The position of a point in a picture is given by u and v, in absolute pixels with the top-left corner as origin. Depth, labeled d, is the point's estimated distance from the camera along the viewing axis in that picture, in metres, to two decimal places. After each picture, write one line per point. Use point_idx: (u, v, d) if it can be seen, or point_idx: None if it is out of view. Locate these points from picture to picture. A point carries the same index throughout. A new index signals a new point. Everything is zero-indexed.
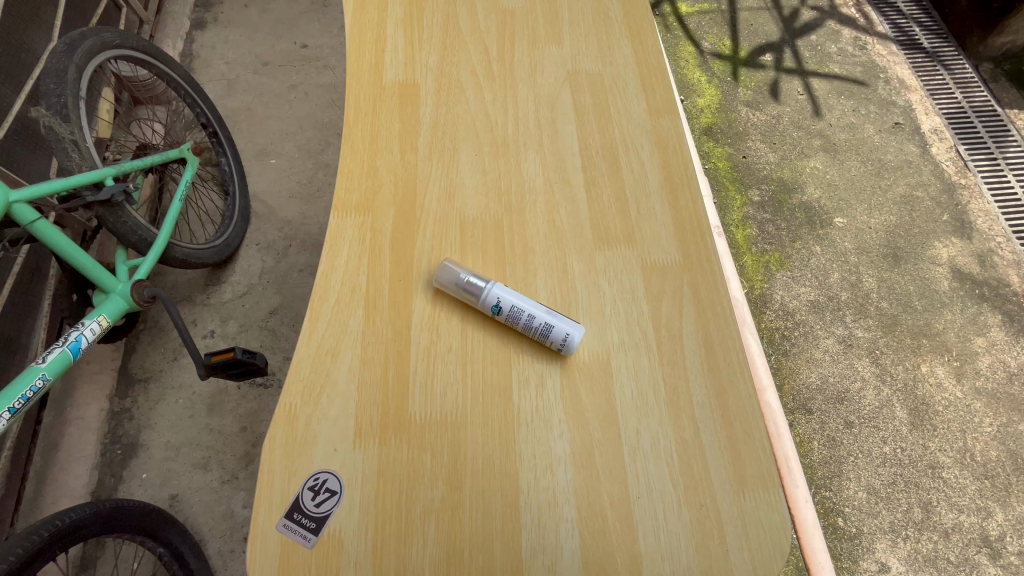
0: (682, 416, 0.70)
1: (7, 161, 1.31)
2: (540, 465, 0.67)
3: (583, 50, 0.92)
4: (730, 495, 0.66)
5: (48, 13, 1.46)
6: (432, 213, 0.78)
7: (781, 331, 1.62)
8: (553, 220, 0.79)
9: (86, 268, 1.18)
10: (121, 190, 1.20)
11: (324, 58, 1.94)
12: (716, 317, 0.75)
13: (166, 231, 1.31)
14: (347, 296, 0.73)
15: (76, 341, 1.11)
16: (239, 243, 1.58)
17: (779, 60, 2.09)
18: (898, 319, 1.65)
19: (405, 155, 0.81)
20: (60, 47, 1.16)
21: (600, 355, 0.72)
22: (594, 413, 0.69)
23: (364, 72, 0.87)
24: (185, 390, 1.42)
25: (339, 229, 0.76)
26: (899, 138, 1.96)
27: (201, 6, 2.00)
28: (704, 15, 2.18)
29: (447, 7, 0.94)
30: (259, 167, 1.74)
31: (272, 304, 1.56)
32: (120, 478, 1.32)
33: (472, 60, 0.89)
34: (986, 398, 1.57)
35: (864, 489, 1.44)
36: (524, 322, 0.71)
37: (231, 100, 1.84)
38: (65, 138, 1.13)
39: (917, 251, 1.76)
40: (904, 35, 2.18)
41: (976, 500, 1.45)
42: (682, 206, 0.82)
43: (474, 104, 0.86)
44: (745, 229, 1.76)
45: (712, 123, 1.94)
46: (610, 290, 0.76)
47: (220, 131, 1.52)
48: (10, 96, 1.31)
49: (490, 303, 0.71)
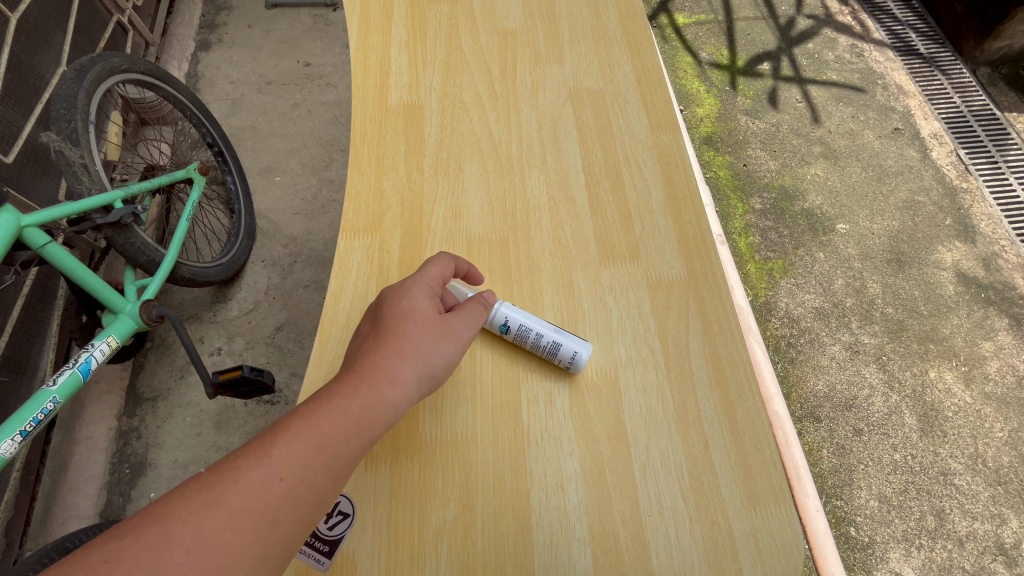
0: (691, 431, 0.70)
1: (17, 183, 1.34)
2: (550, 484, 0.67)
3: (584, 67, 0.94)
4: (741, 512, 0.66)
5: (58, 39, 1.51)
6: (439, 233, 0.79)
7: (787, 338, 1.61)
8: (558, 237, 0.80)
9: (96, 289, 1.20)
10: (129, 212, 1.22)
11: (327, 76, 1.97)
12: (723, 333, 0.75)
13: (173, 250, 1.34)
14: (356, 318, 0.73)
15: (86, 363, 1.13)
16: (244, 261, 1.60)
17: (777, 69, 2.11)
18: (905, 324, 1.65)
19: (411, 176, 0.82)
20: (70, 73, 1.19)
21: (609, 372, 0.72)
22: (604, 429, 0.69)
23: (368, 95, 0.88)
24: (192, 408, 1.43)
25: (348, 252, 0.77)
26: (898, 143, 1.97)
27: (206, 28, 2.05)
28: (701, 26, 2.21)
29: (450, 29, 0.95)
30: (264, 185, 1.76)
31: (278, 320, 1.57)
32: (128, 497, 1.32)
33: (475, 81, 0.91)
34: (996, 403, 1.56)
35: (875, 498, 1.43)
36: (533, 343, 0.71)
37: (236, 118, 1.87)
38: (75, 161, 1.16)
39: (921, 255, 1.76)
40: (901, 41, 2.21)
41: (989, 506, 1.44)
42: (687, 221, 0.82)
43: (478, 124, 0.87)
44: (747, 238, 1.76)
45: (713, 131, 1.95)
46: (616, 306, 0.76)
47: (225, 150, 1.54)
48: (21, 120, 1.36)
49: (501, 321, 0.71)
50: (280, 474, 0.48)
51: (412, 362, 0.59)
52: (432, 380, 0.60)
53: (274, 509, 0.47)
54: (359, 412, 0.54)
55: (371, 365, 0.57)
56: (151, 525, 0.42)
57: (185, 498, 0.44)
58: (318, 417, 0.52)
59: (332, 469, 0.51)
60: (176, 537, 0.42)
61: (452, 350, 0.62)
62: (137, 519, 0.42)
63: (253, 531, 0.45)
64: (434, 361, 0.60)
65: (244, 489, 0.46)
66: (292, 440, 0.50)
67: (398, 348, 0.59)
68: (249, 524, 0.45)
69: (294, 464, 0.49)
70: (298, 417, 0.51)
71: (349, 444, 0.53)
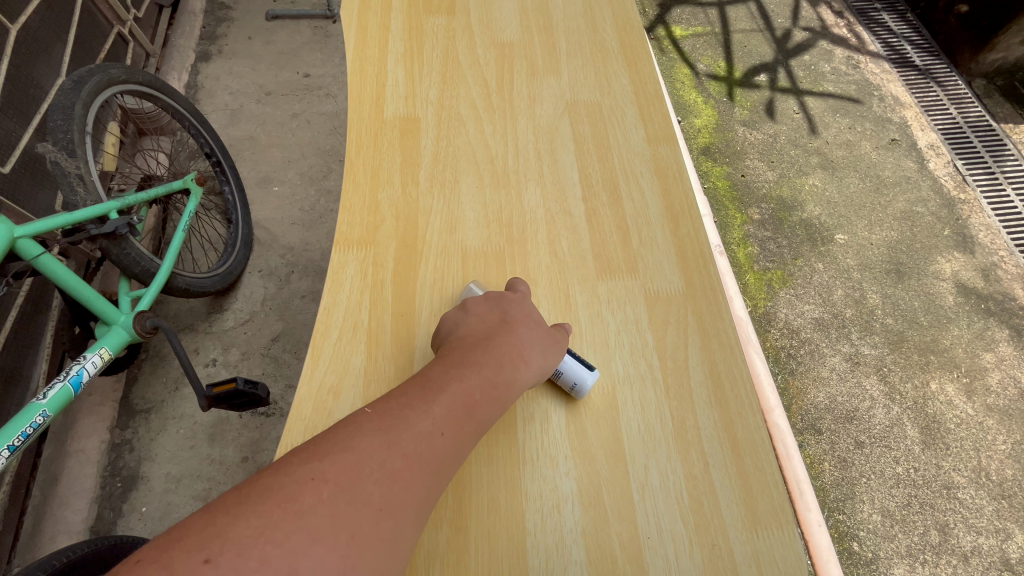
0: (690, 449, 0.68)
1: (14, 193, 1.34)
2: (547, 505, 0.65)
3: (581, 80, 0.94)
4: (742, 534, 0.64)
5: (58, 50, 1.52)
6: (434, 246, 0.78)
7: (786, 349, 1.60)
8: (555, 250, 0.79)
9: (90, 300, 1.19)
10: (125, 223, 1.21)
11: (326, 86, 1.98)
12: (722, 348, 0.74)
13: (169, 261, 1.33)
14: (349, 333, 0.72)
15: (78, 375, 1.12)
16: (241, 271, 1.59)
17: (774, 80, 2.12)
18: (905, 335, 1.64)
19: (407, 188, 0.82)
20: (68, 83, 1.18)
21: (606, 388, 0.71)
22: (601, 447, 0.68)
23: (364, 106, 0.87)
24: (186, 420, 1.41)
25: (341, 265, 0.76)
26: (896, 154, 1.98)
27: (207, 39, 2.06)
28: (698, 37, 2.23)
29: (447, 41, 0.95)
30: (262, 195, 1.76)
31: (274, 331, 1.56)
32: (119, 512, 1.30)
33: (472, 94, 0.90)
34: (999, 415, 1.55)
35: (878, 512, 1.41)
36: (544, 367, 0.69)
37: (235, 129, 1.87)
38: (70, 172, 1.16)
39: (920, 266, 1.76)
40: (897, 53, 2.22)
41: (993, 521, 1.42)
42: (684, 234, 0.82)
43: (474, 136, 0.87)
44: (746, 248, 1.76)
45: (710, 142, 1.96)
46: (614, 321, 0.75)
47: (223, 160, 1.54)
48: (19, 130, 1.36)
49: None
50: (441, 430, 0.52)
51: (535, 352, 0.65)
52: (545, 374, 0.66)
53: (435, 460, 0.51)
54: (501, 387, 0.60)
55: (505, 346, 0.63)
56: (342, 455, 0.46)
57: (366, 435, 0.48)
58: (467, 385, 0.57)
59: (473, 436, 0.56)
60: (367, 468, 0.46)
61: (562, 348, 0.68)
62: (327, 450, 0.46)
63: (418, 477, 0.49)
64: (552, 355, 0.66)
65: (417, 436, 0.50)
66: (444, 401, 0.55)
67: (525, 336, 0.65)
68: (419, 466, 0.49)
69: (450, 423, 0.54)
70: (453, 381, 0.56)
71: (487, 415, 0.58)
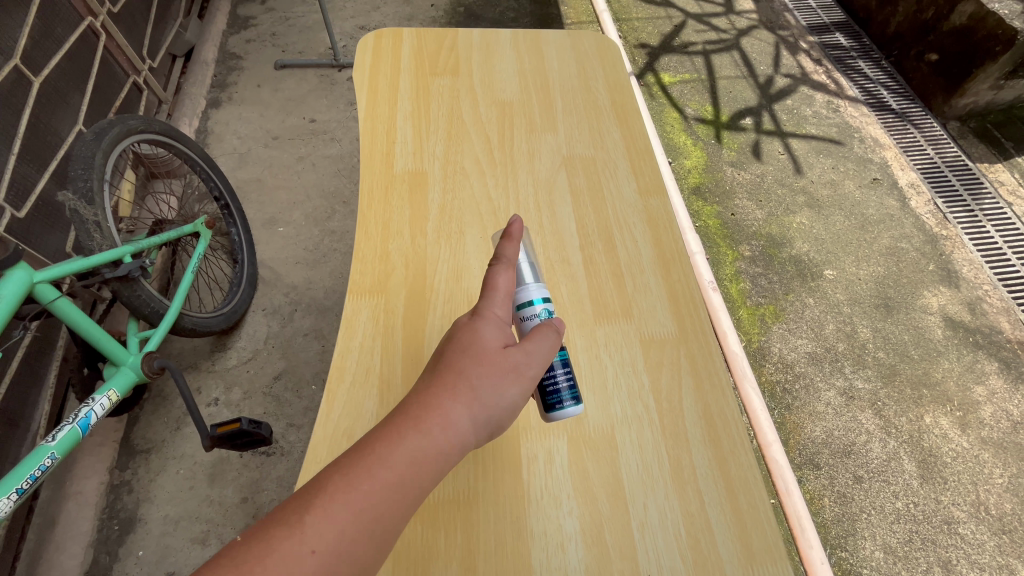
0: (686, 487, 0.71)
1: (26, 235, 1.38)
2: (551, 544, 0.67)
3: (576, 135, 1.01)
4: (739, 571, 0.67)
5: (76, 100, 1.60)
6: (441, 293, 0.83)
7: (781, 384, 1.63)
8: (555, 296, 0.84)
9: (101, 342, 1.22)
10: (137, 266, 1.26)
11: (331, 131, 2.07)
12: (714, 390, 0.78)
13: (177, 302, 1.37)
14: (361, 376, 0.76)
15: (86, 417, 1.13)
16: (245, 310, 1.63)
17: (759, 123, 2.23)
18: (897, 369, 1.68)
19: (416, 239, 0.87)
20: (89, 135, 1.25)
21: (606, 428, 0.75)
22: (602, 486, 0.71)
23: (376, 162, 0.94)
24: (186, 460, 1.41)
25: (355, 312, 0.80)
26: (879, 193, 2.06)
27: (217, 87, 2.16)
28: (685, 84, 2.36)
29: (452, 100, 1.03)
30: (267, 235, 1.82)
31: (277, 369, 1.58)
32: (115, 556, 1.29)
33: (475, 149, 0.97)
34: (994, 448, 1.57)
35: (880, 548, 1.41)
36: (546, 374, 0.61)
37: (242, 171, 1.95)
38: (88, 219, 1.21)
39: (908, 301, 1.81)
40: (874, 98, 2.35)
41: (996, 556, 1.42)
42: (676, 280, 0.87)
43: (478, 189, 0.93)
44: (738, 284, 1.81)
45: (700, 182, 2.05)
46: (611, 364, 0.79)
47: (231, 203, 1.60)
48: (36, 175, 1.42)
49: (527, 295, 0.63)
50: (314, 544, 0.38)
51: (465, 403, 0.49)
52: (491, 423, 0.50)
53: None
54: (413, 463, 0.44)
55: (423, 404, 0.48)
56: None
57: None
58: (362, 468, 0.42)
59: (379, 533, 0.41)
60: None
61: (517, 386, 0.52)
62: None
63: None
64: (497, 408, 0.50)
65: (273, 564, 0.36)
66: (341, 497, 0.40)
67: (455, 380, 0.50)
68: None
69: (331, 534, 0.39)
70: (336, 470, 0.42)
71: (400, 504, 0.42)
